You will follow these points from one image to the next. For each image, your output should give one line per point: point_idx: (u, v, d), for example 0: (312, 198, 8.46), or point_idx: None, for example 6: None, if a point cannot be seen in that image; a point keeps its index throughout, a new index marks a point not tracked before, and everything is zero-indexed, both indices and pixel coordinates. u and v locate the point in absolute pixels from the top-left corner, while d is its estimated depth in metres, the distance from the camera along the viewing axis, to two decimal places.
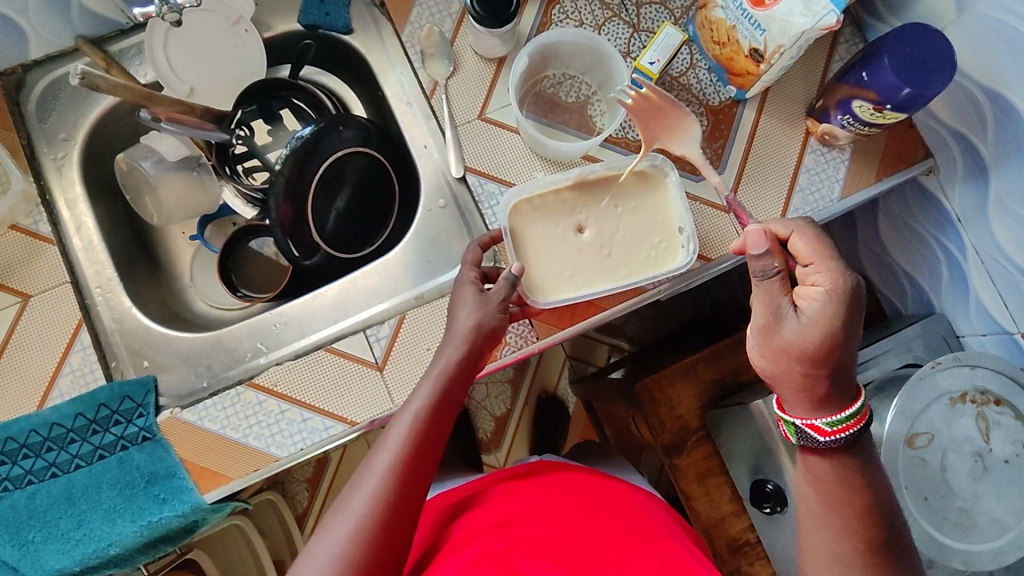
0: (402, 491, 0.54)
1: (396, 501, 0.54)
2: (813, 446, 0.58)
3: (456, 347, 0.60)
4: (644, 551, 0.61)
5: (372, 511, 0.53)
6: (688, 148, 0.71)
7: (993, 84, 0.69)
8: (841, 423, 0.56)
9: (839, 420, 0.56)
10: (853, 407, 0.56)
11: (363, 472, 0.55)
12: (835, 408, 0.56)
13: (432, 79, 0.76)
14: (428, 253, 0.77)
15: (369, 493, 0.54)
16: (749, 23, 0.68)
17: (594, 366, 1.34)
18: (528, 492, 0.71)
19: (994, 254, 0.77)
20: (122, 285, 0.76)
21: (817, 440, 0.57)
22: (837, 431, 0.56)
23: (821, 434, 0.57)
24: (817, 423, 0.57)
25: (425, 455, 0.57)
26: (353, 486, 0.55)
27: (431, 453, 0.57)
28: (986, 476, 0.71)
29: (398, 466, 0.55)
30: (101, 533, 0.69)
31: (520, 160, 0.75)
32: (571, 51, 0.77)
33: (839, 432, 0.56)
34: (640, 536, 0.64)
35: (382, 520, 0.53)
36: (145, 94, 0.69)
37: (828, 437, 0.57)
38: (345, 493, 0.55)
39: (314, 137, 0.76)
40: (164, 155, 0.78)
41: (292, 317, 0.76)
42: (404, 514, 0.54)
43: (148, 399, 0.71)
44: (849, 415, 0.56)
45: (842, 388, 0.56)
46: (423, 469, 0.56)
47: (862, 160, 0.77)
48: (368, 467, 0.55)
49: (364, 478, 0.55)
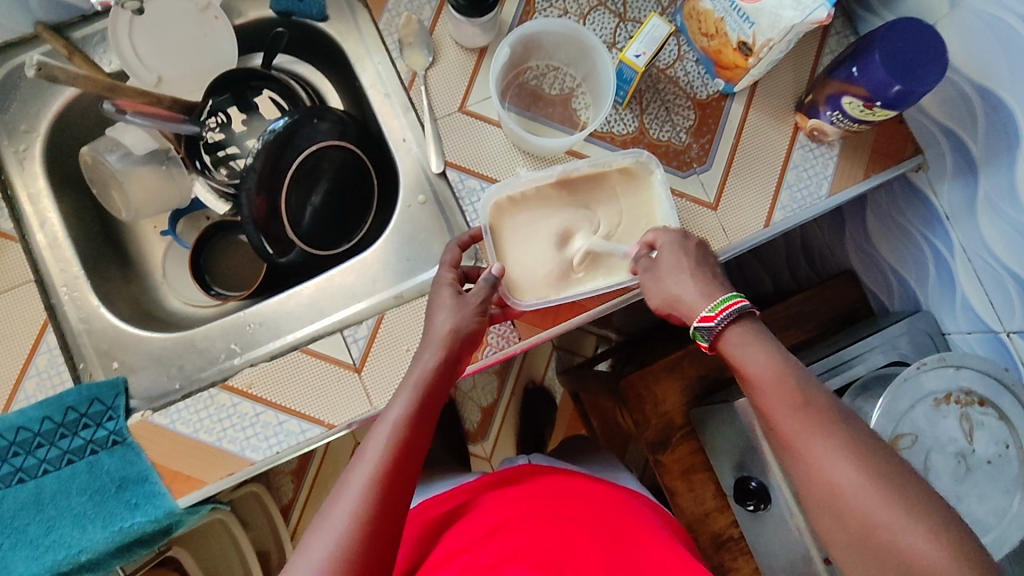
0: (383, 504, 0.53)
1: (377, 515, 0.52)
2: (714, 338, 0.58)
3: (433, 353, 0.59)
4: (630, 560, 0.60)
5: (353, 527, 0.51)
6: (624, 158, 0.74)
7: (984, 80, 0.67)
8: (719, 305, 0.57)
9: (719, 303, 0.57)
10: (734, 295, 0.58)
11: (342, 487, 0.54)
12: (713, 298, 0.58)
13: (411, 69, 0.73)
14: (407, 252, 0.75)
15: (348, 508, 0.52)
16: (737, 15, 0.66)
17: (581, 357, 1.34)
18: (512, 500, 0.70)
19: (982, 252, 0.76)
20: (89, 284, 0.74)
21: (710, 328, 0.57)
22: (720, 311, 0.57)
23: (709, 323, 0.57)
24: (703, 313, 0.58)
25: (406, 466, 0.55)
26: (331, 501, 0.53)
27: (412, 464, 0.56)
28: (969, 477, 0.71)
29: (378, 478, 0.53)
30: (72, 539, 0.67)
31: (502, 155, 0.73)
32: (554, 42, 0.75)
33: (722, 313, 0.57)
34: (625, 543, 0.63)
35: (362, 536, 0.51)
36: (107, 85, 0.66)
37: (715, 321, 0.57)
38: (324, 510, 0.53)
39: (287, 131, 0.74)
40: (130, 149, 0.76)
41: (267, 317, 0.74)
42: (386, 529, 0.53)
43: (118, 402, 0.69)
44: (727, 299, 0.57)
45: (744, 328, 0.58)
46: (403, 481, 0.54)
47: (851, 157, 0.76)
48: (347, 480, 0.54)
49: (342, 493, 0.53)
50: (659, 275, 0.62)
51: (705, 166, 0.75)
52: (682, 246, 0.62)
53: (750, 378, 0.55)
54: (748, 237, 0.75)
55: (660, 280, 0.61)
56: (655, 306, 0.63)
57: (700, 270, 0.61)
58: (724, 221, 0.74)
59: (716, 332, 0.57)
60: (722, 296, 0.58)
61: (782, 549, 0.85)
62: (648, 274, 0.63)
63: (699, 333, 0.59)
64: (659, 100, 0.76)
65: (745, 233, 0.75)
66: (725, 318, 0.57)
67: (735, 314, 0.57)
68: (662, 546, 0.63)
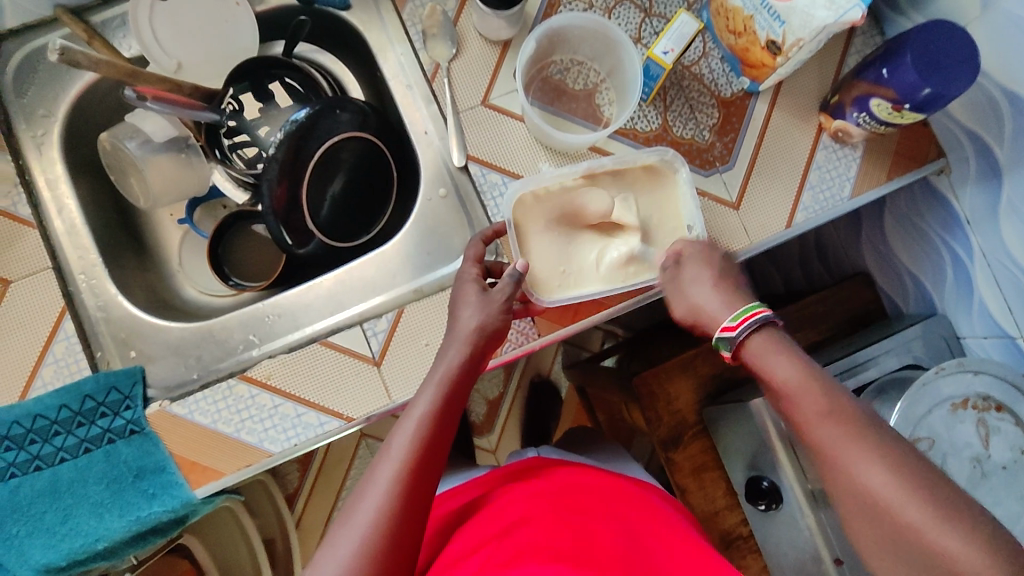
0: (409, 500, 0.53)
1: (404, 511, 0.52)
2: (737, 347, 0.57)
3: (458, 351, 0.59)
4: (650, 556, 0.61)
5: (378, 523, 0.51)
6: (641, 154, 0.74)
7: (1012, 84, 0.67)
8: (741, 315, 0.57)
9: (741, 312, 0.58)
10: (758, 308, 0.58)
11: (367, 483, 0.54)
12: (734, 309, 0.59)
13: (434, 61, 0.73)
14: (427, 245, 0.75)
15: (374, 503, 0.52)
16: (768, 13, 0.65)
17: (588, 351, 1.34)
18: (529, 494, 0.70)
19: (1002, 257, 0.76)
20: (107, 272, 0.73)
21: (732, 336, 0.57)
22: (742, 321, 0.57)
23: (729, 333, 0.57)
24: (725, 322, 0.58)
25: (429, 462, 0.55)
26: (357, 497, 0.53)
27: (437, 461, 0.56)
28: (984, 482, 0.71)
29: (404, 474, 0.53)
30: (89, 528, 0.67)
31: (525, 150, 0.72)
32: (580, 36, 0.74)
33: (743, 323, 0.57)
34: (647, 539, 0.63)
35: (389, 530, 0.51)
36: (129, 71, 0.65)
37: (736, 329, 0.57)
38: (349, 506, 0.53)
39: (310, 120, 0.74)
40: (150, 135, 0.76)
41: (286, 308, 0.74)
42: (411, 525, 0.53)
43: (135, 391, 0.69)
44: (749, 310, 0.57)
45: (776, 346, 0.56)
46: (429, 477, 0.54)
47: (875, 158, 0.75)
48: (372, 476, 0.54)
49: (368, 489, 0.53)
50: (681, 285, 0.63)
51: (728, 165, 0.75)
52: (705, 257, 0.64)
53: (778, 385, 0.55)
54: (770, 238, 0.74)
55: (682, 290, 0.63)
56: (682, 317, 0.64)
57: (723, 281, 0.62)
58: (746, 222, 0.74)
59: (737, 343, 0.57)
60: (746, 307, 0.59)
61: (792, 549, 0.86)
62: (670, 286, 0.65)
63: (721, 344, 0.58)
64: (683, 97, 0.75)
65: (766, 234, 0.74)
66: (746, 328, 0.57)
67: (761, 321, 0.57)
68: (680, 542, 0.64)
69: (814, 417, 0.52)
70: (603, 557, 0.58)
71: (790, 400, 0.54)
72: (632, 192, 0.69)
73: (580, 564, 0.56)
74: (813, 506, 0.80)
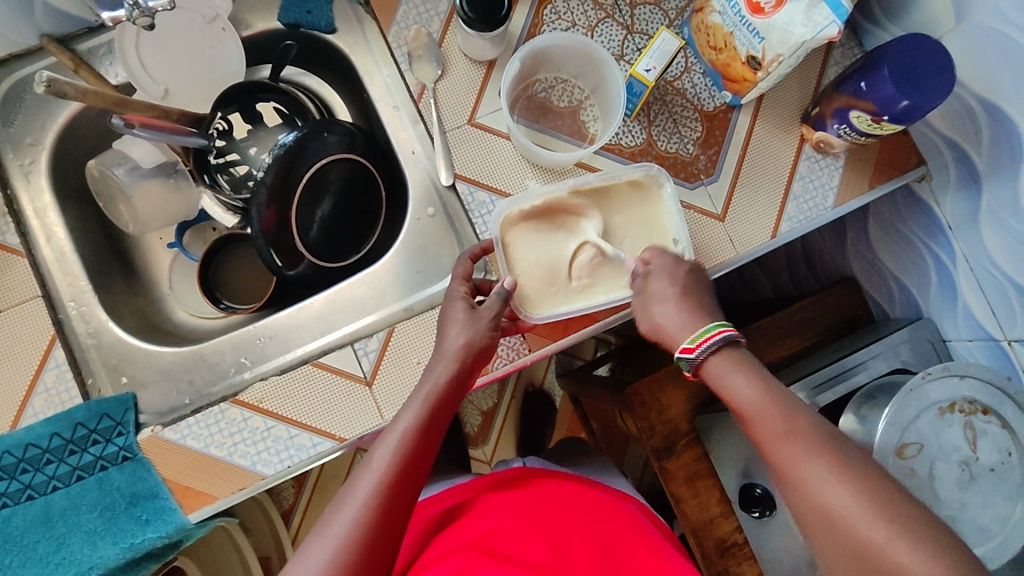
0: (386, 515, 0.53)
1: (379, 524, 0.52)
2: (695, 367, 0.58)
3: (446, 367, 0.59)
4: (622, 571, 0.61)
5: (352, 536, 0.51)
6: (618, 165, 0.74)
7: (988, 94, 0.68)
8: (700, 336, 0.58)
9: (698, 334, 0.58)
10: (716, 328, 0.58)
11: (345, 494, 0.54)
12: (698, 328, 0.59)
13: (420, 82, 0.73)
14: (417, 264, 0.75)
15: (350, 516, 0.52)
16: (747, 29, 0.66)
17: (581, 360, 1.34)
18: (510, 506, 0.70)
19: (984, 262, 0.77)
20: (97, 298, 0.73)
21: (690, 358, 0.58)
22: (700, 344, 0.57)
23: (686, 353, 0.58)
24: (683, 344, 0.58)
25: (409, 477, 0.55)
26: (333, 509, 0.53)
27: (417, 475, 0.56)
28: (973, 485, 0.73)
29: (383, 489, 0.53)
30: (82, 556, 0.67)
31: (512, 167, 0.73)
32: (564, 55, 0.75)
33: (700, 346, 0.57)
34: (619, 550, 0.63)
35: (362, 544, 0.51)
36: (115, 99, 0.65)
37: (694, 352, 0.57)
38: (325, 517, 0.53)
39: (297, 144, 0.74)
40: (138, 162, 0.75)
41: (277, 330, 0.74)
42: (386, 540, 0.53)
43: (127, 417, 0.69)
44: (707, 330, 0.58)
45: (736, 361, 0.57)
46: (408, 492, 0.55)
47: (856, 168, 0.77)
48: (351, 489, 0.54)
49: (345, 501, 0.53)
50: (647, 303, 0.63)
51: (712, 178, 0.76)
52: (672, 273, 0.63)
53: (740, 407, 0.56)
54: (755, 247, 0.75)
55: (648, 306, 0.62)
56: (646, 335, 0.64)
57: (687, 296, 0.61)
58: (730, 232, 0.75)
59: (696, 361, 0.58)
60: (704, 326, 0.59)
61: (786, 555, 0.86)
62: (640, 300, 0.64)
63: (681, 363, 0.59)
64: (667, 111, 0.76)
65: (752, 244, 0.75)
66: (706, 348, 0.57)
67: (730, 339, 0.58)
68: (665, 554, 0.64)
69: (790, 428, 0.53)
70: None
71: (755, 416, 0.54)
72: (618, 211, 0.70)
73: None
74: None
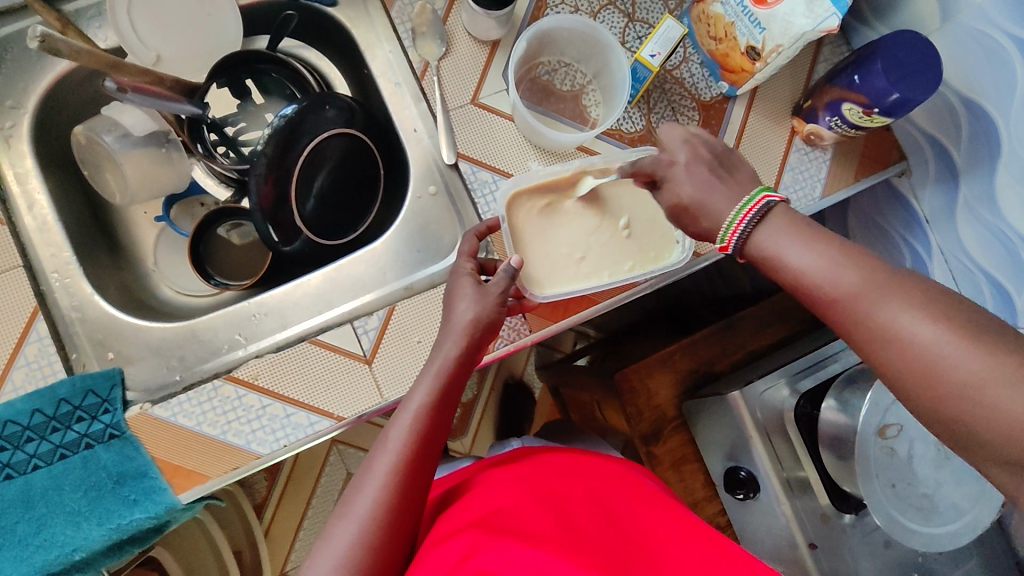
0: (405, 494, 0.55)
1: (399, 503, 0.55)
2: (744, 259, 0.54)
3: (455, 343, 0.59)
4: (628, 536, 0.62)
5: (374, 515, 0.53)
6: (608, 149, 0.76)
7: (970, 92, 0.72)
8: (726, 230, 0.53)
9: (726, 230, 0.53)
10: (741, 214, 0.52)
11: (363, 475, 0.55)
12: (724, 218, 0.53)
13: (423, 59, 0.73)
14: (417, 243, 0.75)
15: (371, 495, 0.54)
16: (748, 20, 0.68)
17: (561, 352, 1.35)
18: (514, 478, 0.71)
19: (959, 253, 0.82)
20: (81, 271, 0.71)
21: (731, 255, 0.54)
22: (730, 239, 0.53)
23: (726, 252, 0.54)
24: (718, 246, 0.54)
25: (424, 455, 0.56)
26: (353, 489, 0.55)
27: (431, 451, 0.57)
28: (947, 464, 0.78)
29: (399, 469, 0.55)
30: (65, 538, 0.64)
31: (515, 148, 0.73)
32: (568, 38, 0.75)
33: (732, 239, 0.52)
34: (626, 517, 0.65)
35: (383, 524, 0.54)
36: (110, 61, 0.62)
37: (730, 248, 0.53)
38: (346, 497, 0.55)
39: (297, 116, 0.72)
40: (129, 129, 0.73)
41: (273, 307, 0.72)
42: (403, 516, 0.55)
43: (114, 394, 0.66)
44: (733, 220, 0.52)
45: (779, 242, 0.50)
46: (423, 470, 0.56)
47: (842, 161, 0.80)
48: (368, 468, 0.55)
49: (364, 480, 0.55)
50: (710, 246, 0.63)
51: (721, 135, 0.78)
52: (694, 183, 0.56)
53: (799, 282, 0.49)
54: None
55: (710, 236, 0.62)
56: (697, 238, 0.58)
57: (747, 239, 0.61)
58: None
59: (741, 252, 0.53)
60: (735, 208, 0.53)
61: (768, 536, 0.90)
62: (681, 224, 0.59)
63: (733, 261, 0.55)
64: (666, 100, 0.78)
65: None
66: (738, 242, 0.52)
67: (760, 214, 0.52)
68: (667, 511, 0.66)
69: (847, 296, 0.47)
70: (589, 541, 0.59)
71: (796, 289, 0.49)
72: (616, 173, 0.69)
73: (565, 549, 0.57)
74: (788, 494, 0.86)
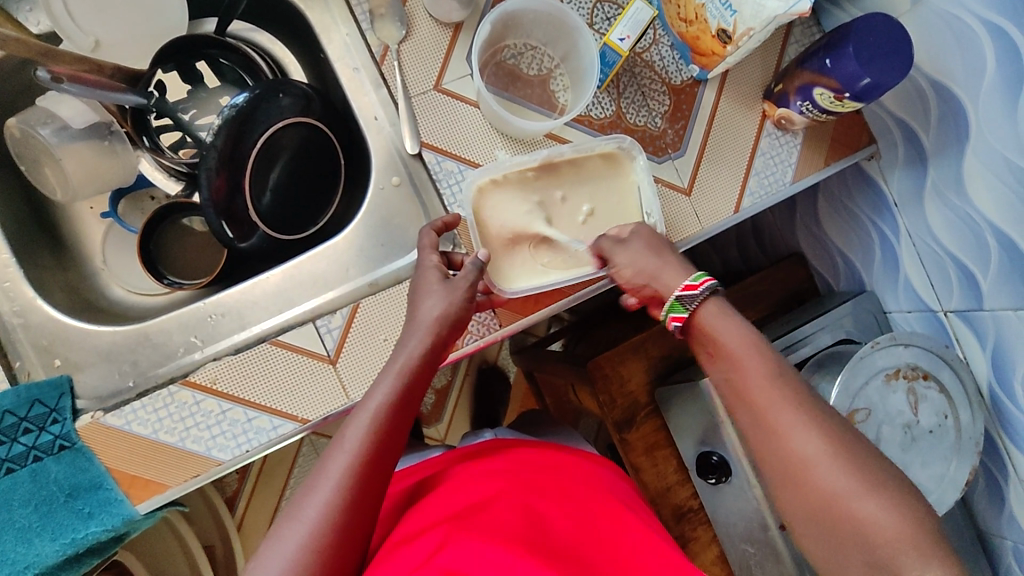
0: (360, 497, 0.53)
1: (351, 508, 0.52)
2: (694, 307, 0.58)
3: (420, 340, 0.57)
4: (596, 536, 0.61)
5: (327, 519, 0.51)
6: (577, 135, 0.74)
7: (940, 76, 0.71)
8: (700, 277, 0.59)
9: (700, 276, 0.60)
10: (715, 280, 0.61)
11: (317, 476, 0.53)
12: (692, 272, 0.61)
13: (382, 43, 0.69)
14: (381, 237, 0.72)
15: (324, 498, 0.51)
16: (719, 2, 0.66)
17: (535, 337, 1.34)
18: (482, 473, 0.69)
19: (925, 236, 0.82)
20: (22, 273, 0.67)
21: (693, 295, 0.58)
22: (702, 282, 0.59)
23: (691, 293, 0.59)
24: (685, 283, 0.59)
25: (384, 456, 0.54)
26: (305, 491, 0.53)
27: (391, 452, 0.55)
28: (914, 446, 0.77)
29: (356, 470, 0.53)
30: (16, 555, 0.61)
31: (480, 136, 0.70)
32: (534, 20, 0.72)
33: (704, 282, 0.59)
34: (594, 517, 0.64)
35: (336, 525, 0.51)
36: (39, 48, 0.58)
37: (698, 288, 0.58)
38: (297, 499, 0.52)
39: (249, 105, 0.69)
40: (67, 122, 0.70)
41: (230, 307, 0.69)
42: (360, 522, 0.53)
43: (63, 403, 0.63)
44: (706, 276, 0.60)
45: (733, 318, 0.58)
46: (381, 472, 0.54)
47: (813, 144, 0.79)
48: (322, 470, 0.53)
49: (318, 482, 0.52)
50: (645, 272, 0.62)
51: (679, 152, 0.76)
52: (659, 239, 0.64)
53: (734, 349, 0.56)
54: (719, 222, 0.76)
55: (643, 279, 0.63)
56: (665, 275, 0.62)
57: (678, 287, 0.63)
58: (696, 206, 0.75)
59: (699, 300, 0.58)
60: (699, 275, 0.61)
61: (739, 518, 0.90)
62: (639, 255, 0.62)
63: (678, 304, 0.59)
64: (636, 84, 0.76)
65: (716, 219, 0.76)
66: (709, 287, 0.59)
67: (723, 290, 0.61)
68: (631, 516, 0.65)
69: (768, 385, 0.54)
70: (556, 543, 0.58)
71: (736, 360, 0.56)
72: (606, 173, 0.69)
73: (533, 550, 0.56)
74: (759, 477, 0.86)
